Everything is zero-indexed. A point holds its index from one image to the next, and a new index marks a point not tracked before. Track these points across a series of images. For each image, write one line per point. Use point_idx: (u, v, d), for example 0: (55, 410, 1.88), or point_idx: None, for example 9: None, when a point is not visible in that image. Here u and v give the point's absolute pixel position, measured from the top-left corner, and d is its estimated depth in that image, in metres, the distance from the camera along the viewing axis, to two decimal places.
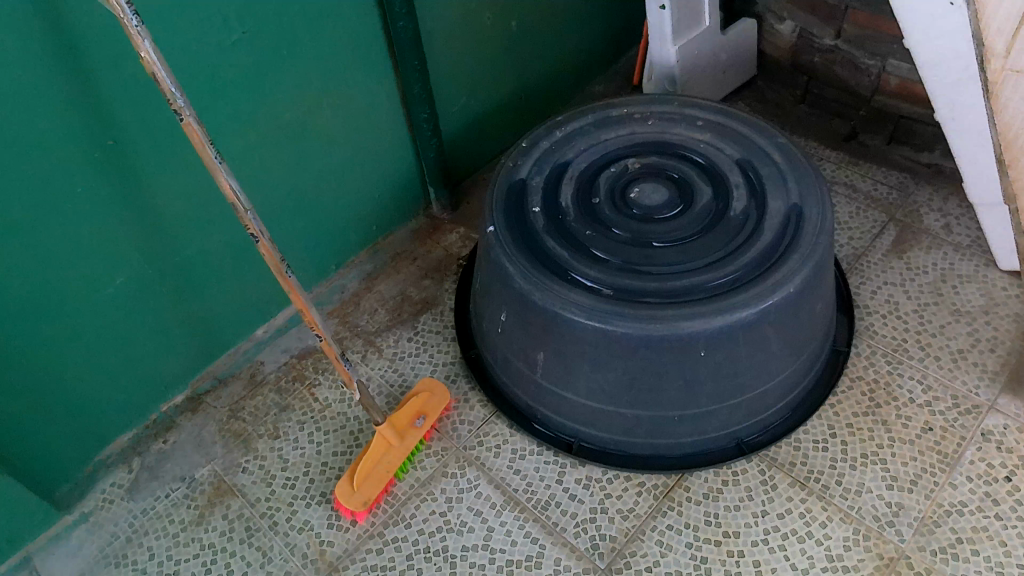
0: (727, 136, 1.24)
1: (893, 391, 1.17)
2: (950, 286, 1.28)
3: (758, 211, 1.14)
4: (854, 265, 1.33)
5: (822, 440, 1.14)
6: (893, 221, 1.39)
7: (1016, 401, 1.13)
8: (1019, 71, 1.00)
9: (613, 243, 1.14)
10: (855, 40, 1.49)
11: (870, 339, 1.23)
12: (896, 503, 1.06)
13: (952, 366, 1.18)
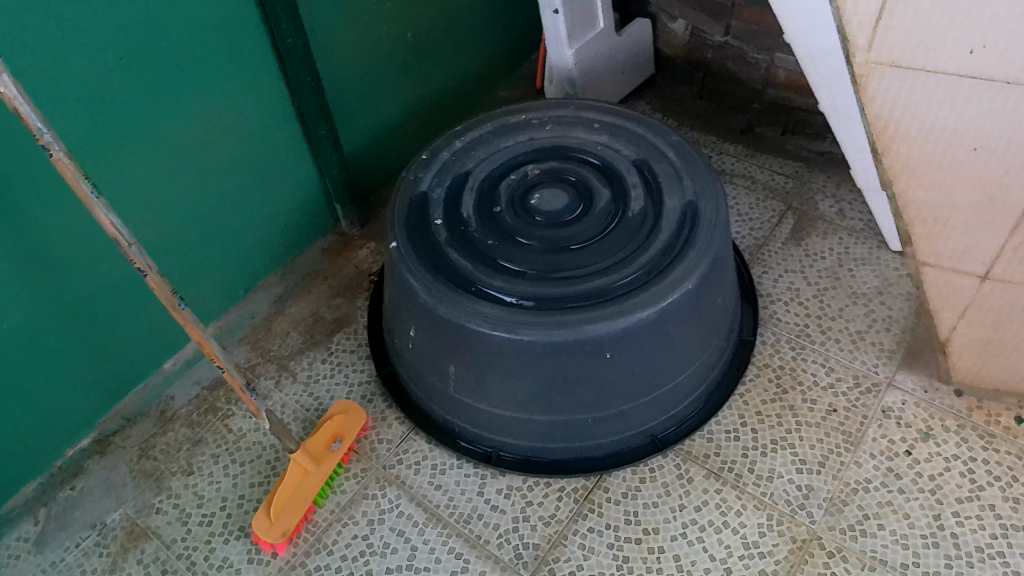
0: (623, 137, 1.26)
1: (798, 375, 1.20)
2: (846, 270, 1.32)
3: (656, 209, 1.15)
4: (756, 255, 1.36)
5: (734, 429, 1.16)
6: (791, 209, 1.43)
7: (913, 376, 1.17)
8: (892, 62, 0.82)
9: (517, 252, 1.13)
10: (743, 36, 1.54)
11: (774, 326, 1.26)
12: (806, 486, 1.08)
13: (852, 347, 1.22)
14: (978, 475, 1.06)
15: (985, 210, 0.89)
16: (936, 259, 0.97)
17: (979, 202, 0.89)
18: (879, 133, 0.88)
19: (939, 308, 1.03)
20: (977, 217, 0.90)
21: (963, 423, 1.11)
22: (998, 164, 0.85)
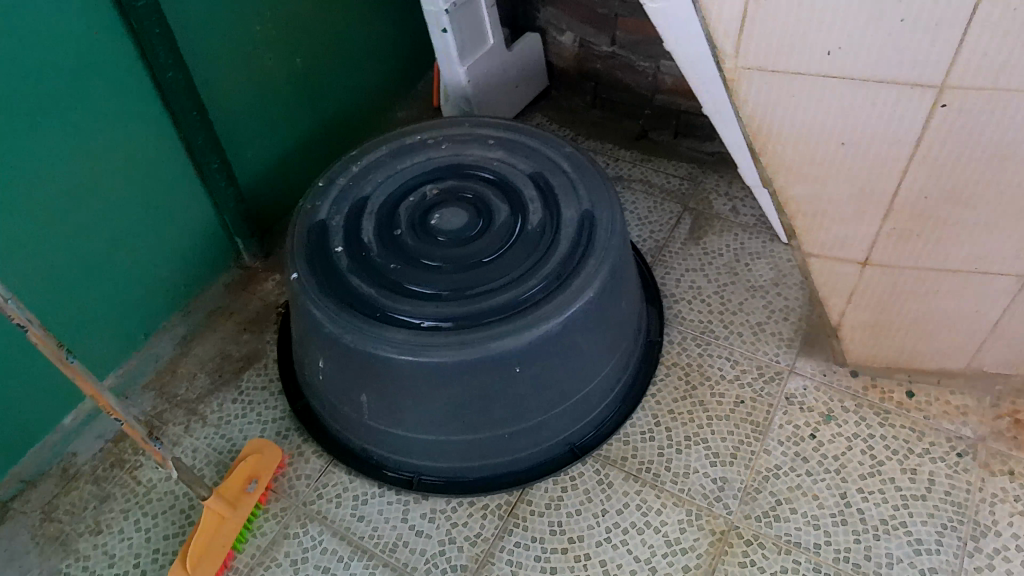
0: (518, 151, 1.27)
1: (705, 371, 1.23)
2: (743, 264, 1.37)
3: (554, 220, 1.17)
4: (657, 257, 1.40)
5: (649, 429, 1.18)
6: (687, 210, 1.48)
7: (811, 361, 1.22)
8: (758, 67, 0.84)
9: (420, 274, 1.13)
10: (629, 45, 1.58)
11: (680, 325, 1.30)
12: (720, 478, 1.11)
13: (753, 339, 1.26)
14: (878, 450, 1.10)
15: (858, 198, 0.94)
16: (819, 249, 1.01)
17: (852, 191, 0.93)
18: (754, 136, 0.90)
19: (828, 295, 1.07)
20: (851, 207, 0.95)
21: (861, 402, 1.16)
22: (864, 156, 0.89)
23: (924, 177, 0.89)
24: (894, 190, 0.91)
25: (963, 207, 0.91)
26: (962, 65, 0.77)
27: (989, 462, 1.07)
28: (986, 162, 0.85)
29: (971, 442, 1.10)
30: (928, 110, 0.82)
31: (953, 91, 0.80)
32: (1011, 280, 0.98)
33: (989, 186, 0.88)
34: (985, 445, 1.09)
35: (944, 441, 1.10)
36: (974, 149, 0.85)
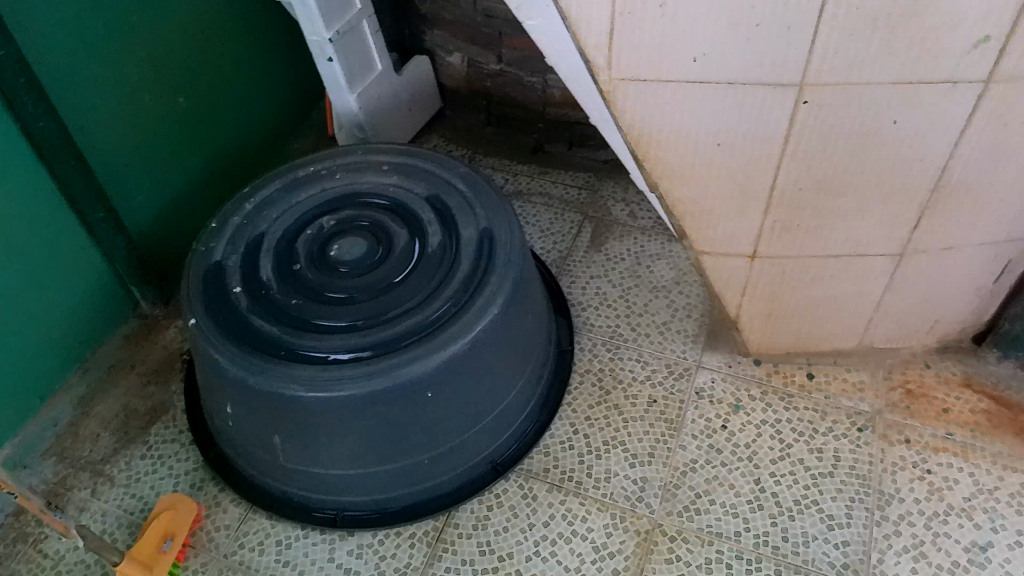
0: (413, 175, 1.27)
1: (617, 375, 1.26)
2: (645, 266, 1.40)
3: (453, 241, 1.17)
4: (562, 267, 1.42)
5: (568, 438, 1.19)
6: (587, 218, 1.51)
7: (717, 354, 1.26)
8: (630, 77, 0.87)
9: (323, 308, 1.11)
10: (515, 62, 1.60)
11: (589, 331, 1.32)
12: (640, 478, 1.13)
13: (660, 338, 1.29)
14: (786, 434, 1.14)
15: (740, 196, 0.97)
16: (709, 246, 1.04)
17: (733, 189, 0.96)
18: (636, 142, 0.93)
19: (723, 290, 1.11)
20: (734, 204, 0.98)
21: (766, 389, 1.20)
22: (739, 155, 0.92)
23: (797, 171, 0.93)
24: (771, 186, 0.95)
25: (836, 195, 0.95)
26: (817, 63, 0.81)
27: (887, 433, 1.12)
28: (850, 152, 0.90)
29: (870, 415, 1.14)
30: (791, 107, 0.86)
31: (812, 88, 0.84)
32: (887, 259, 1.03)
33: (856, 174, 0.92)
34: (882, 417, 1.14)
35: (845, 418, 1.15)
36: (837, 142, 0.89)
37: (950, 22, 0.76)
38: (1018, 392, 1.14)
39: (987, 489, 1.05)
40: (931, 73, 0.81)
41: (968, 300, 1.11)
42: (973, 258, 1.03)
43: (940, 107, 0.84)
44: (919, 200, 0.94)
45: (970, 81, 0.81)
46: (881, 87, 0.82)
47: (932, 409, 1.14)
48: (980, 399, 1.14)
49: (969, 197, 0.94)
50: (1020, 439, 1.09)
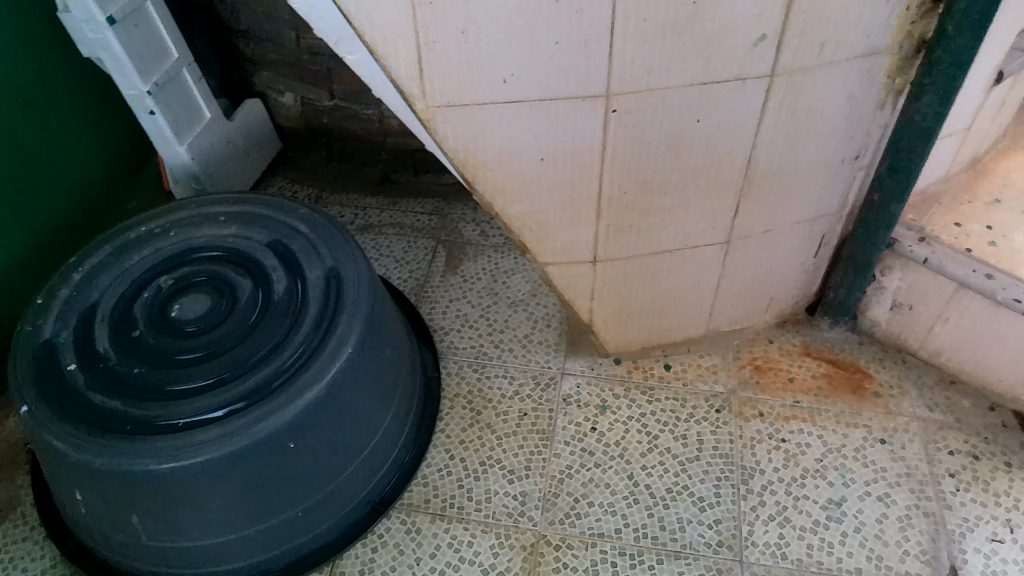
0: (251, 222, 1.24)
1: (486, 394, 1.27)
2: (501, 282, 1.44)
3: (300, 284, 1.15)
4: (421, 295, 1.42)
5: (445, 465, 1.19)
6: (440, 242, 1.54)
7: (579, 359, 1.29)
8: (447, 104, 0.88)
9: (169, 372, 1.06)
10: (348, 96, 1.59)
11: (454, 355, 1.32)
12: (519, 493, 1.14)
13: (524, 352, 1.32)
14: (651, 426, 1.18)
15: (571, 205, 1.00)
16: (552, 257, 1.07)
17: (563, 200, 0.99)
18: (463, 165, 0.94)
19: (573, 296, 1.13)
20: (567, 213, 1.01)
21: (628, 385, 1.23)
22: (563, 167, 0.95)
23: (619, 176, 0.96)
24: (597, 193, 0.98)
25: (659, 194, 0.99)
26: (617, 73, 0.85)
27: (742, 410, 1.17)
28: (663, 153, 0.94)
29: (725, 396, 1.19)
30: (602, 118, 0.89)
31: (617, 97, 0.87)
32: (716, 247, 1.09)
33: (673, 173, 0.97)
34: (736, 396, 1.19)
35: (703, 402, 1.19)
36: (650, 145, 0.93)
37: (729, 24, 0.81)
38: (851, 353, 1.23)
39: (835, 448, 1.11)
40: (721, 72, 0.86)
41: (794, 275, 1.19)
42: (791, 236, 1.11)
43: (734, 103, 0.90)
44: (733, 189, 1.00)
45: (756, 76, 0.87)
46: (679, 90, 0.87)
47: (779, 380, 1.20)
48: (820, 364, 1.22)
49: (776, 181, 1.01)
50: (859, 396, 1.17)
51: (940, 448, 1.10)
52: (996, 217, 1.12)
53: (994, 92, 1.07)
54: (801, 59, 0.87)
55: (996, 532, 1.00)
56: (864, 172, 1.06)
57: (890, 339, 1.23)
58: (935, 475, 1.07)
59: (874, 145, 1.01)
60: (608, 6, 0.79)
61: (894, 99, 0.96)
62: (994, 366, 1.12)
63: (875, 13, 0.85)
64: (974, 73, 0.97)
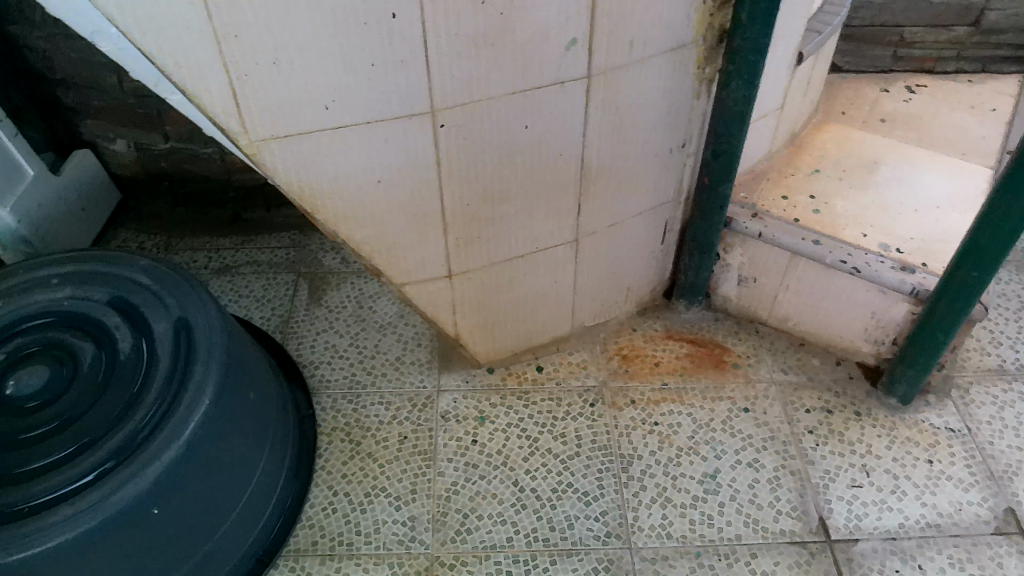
0: (87, 281, 1.16)
1: (364, 423, 1.24)
2: (367, 307, 1.42)
3: (148, 340, 1.08)
4: (286, 332, 1.38)
5: (329, 503, 1.15)
6: (301, 275, 1.50)
7: (453, 374, 1.29)
8: (273, 135, 0.84)
9: (8, 455, 0.97)
10: (184, 136, 1.53)
11: (327, 389, 1.29)
12: (408, 518, 1.11)
13: (397, 375, 1.30)
14: (531, 430, 1.19)
15: (416, 223, 0.99)
16: (407, 277, 1.05)
17: (408, 218, 0.98)
18: (300, 196, 0.90)
19: (435, 313, 1.12)
20: (414, 232, 1.00)
21: (504, 393, 1.24)
22: (402, 186, 0.94)
23: (458, 190, 0.97)
24: (440, 209, 0.99)
25: (501, 202, 1.01)
26: (438, 89, 0.85)
27: (614, 400, 1.20)
28: (497, 162, 0.96)
29: (597, 389, 1.22)
30: (430, 133, 0.90)
31: (443, 112, 0.88)
32: (566, 247, 1.12)
33: (511, 180, 0.99)
34: (607, 387, 1.22)
35: (577, 398, 1.21)
36: (483, 154, 0.94)
37: (539, 31, 0.84)
38: (709, 330, 1.29)
39: (704, 424, 1.15)
40: (539, 78, 0.88)
41: (645, 263, 1.24)
42: (635, 227, 1.16)
43: (557, 106, 0.92)
44: (572, 189, 1.04)
45: (574, 78, 0.90)
46: (502, 99, 0.89)
47: (646, 366, 1.24)
48: (682, 345, 1.27)
49: (610, 177, 1.05)
50: (720, 370, 1.23)
51: (797, 408, 1.16)
52: (818, 187, 1.21)
53: (799, 72, 1.16)
54: (614, 59, 0.90)
55: (855, 478, 1.07)
56: (693, 158, 1.12)
57: (742, 312, 1.29)
58: (796, 434, 1.13)
59: (697, 132, 1.08)
60: (417, 23, 0.79)
61: (707, 87, 1.02)
62: (834, 325, 1.19)
63: (674, 9, 0.90)
64: (774, 57, 1.05)
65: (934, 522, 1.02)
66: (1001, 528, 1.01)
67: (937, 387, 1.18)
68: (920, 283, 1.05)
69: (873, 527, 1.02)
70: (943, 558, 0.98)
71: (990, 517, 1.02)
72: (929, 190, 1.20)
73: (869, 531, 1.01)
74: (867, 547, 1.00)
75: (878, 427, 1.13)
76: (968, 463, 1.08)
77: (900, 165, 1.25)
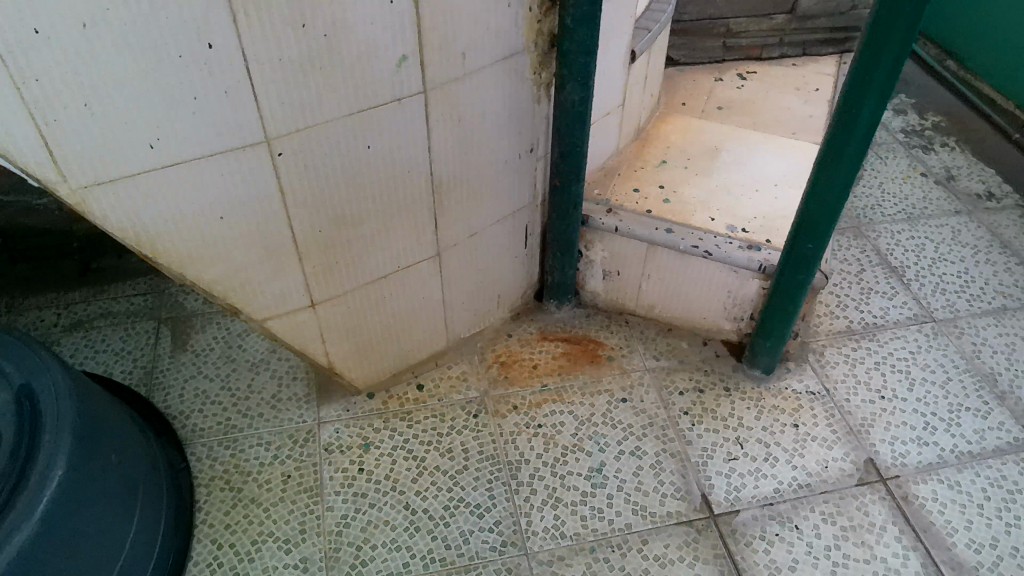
0: None
1: (243, 468, 1.17)
2: (236, 346, 1.35)
3: None
4: (151, 385, 1.29)
5: (214, 558, 1.06)
6: (162, 321, 1.41)
7: (333, 405, 1.24)
8: (97, 181, 0.77)
9: None
10: (15, 187, 1.41)
11: (200, 438, 1.21)
12: (300, 560, 1.05)
13: (274, 413, 1.24)
14: (417, 450, 1.16)
15: (269, 256, 0.95)
16: (268, 312, 1.01)
17: (259, 251, 0.94)
18: (137, 242, 0.84)
19: (304, 345, 1.09)
20: (268, 265, 0.96)
21: (386, 416, 1.21)
22: (246, 221, 0.91)
23: (307, 217, 0.94)
24: (291, 239, 0.95)
25: (355, 225, 0.99)
26: (270, 116, 0.83)
27: (497, 408, 1.20)
28: (345, 186, 0.94)
29: (479, 399, 1.22)
30: (269, 164, 0.87)
31: (278, 141, 0.85)
32: (429, 262, 1.11)
33: (363, 202, 0.97)
34: (489, 396, 1.22)
35: (460, 411, 1.21)
36: (328, 177, 0.92)
37: (367, 50, 0.83)
38: (581, 327, 1.32)
39: (586, 420, 1.17)
40: (375, 97, 0.88)
41: (512, 269, 1.26)
42: (495, 234, 1.17)
43: (398, 124, 0.92)
44: (427, 205, 1.03)
45: (410, 94, 0.90)
46: (340, 122, 0.88)
47: (524, 370, 1.25)
48: (557, 345, 1.29)
49: (463, 189, 1.06)
50: (596, 364, 1.25)
51: (672, 391, 1.21)
52: (665, 177, 1.27)
53: (634, 69, 1.21)
54: (447, 72, 0.92)
55: (731, 452, 1.12)
56: (543, 161, 1.15)
57: (611, 305, 1.33)
58: (673, 417, 1.17)
59: (543, 136, 1.11)
60: (236, 52, 0.76)
61: (546, 91, 1.06)
62: (696, 307, 1.25)
63: (501, 18, 0.93)
64: (605, 58, 1.09)
65: (805, 482, 1.08)
66: (863, 479, 1.08)
67: (795, 354, 1.25)
68: (766, 259, 1.12)
69: (751, 496, 1.07)
70: (816, 516, 1.04)
71: (852, 470, 1.09)
72: (766, 171, 1.28)
73: (748, 500, 1.06)
74: (748, 516, 1.05)
75: (746, 399, 1.19)
76: (829, 422, 1.16)
77: (737, 149, 1.33)
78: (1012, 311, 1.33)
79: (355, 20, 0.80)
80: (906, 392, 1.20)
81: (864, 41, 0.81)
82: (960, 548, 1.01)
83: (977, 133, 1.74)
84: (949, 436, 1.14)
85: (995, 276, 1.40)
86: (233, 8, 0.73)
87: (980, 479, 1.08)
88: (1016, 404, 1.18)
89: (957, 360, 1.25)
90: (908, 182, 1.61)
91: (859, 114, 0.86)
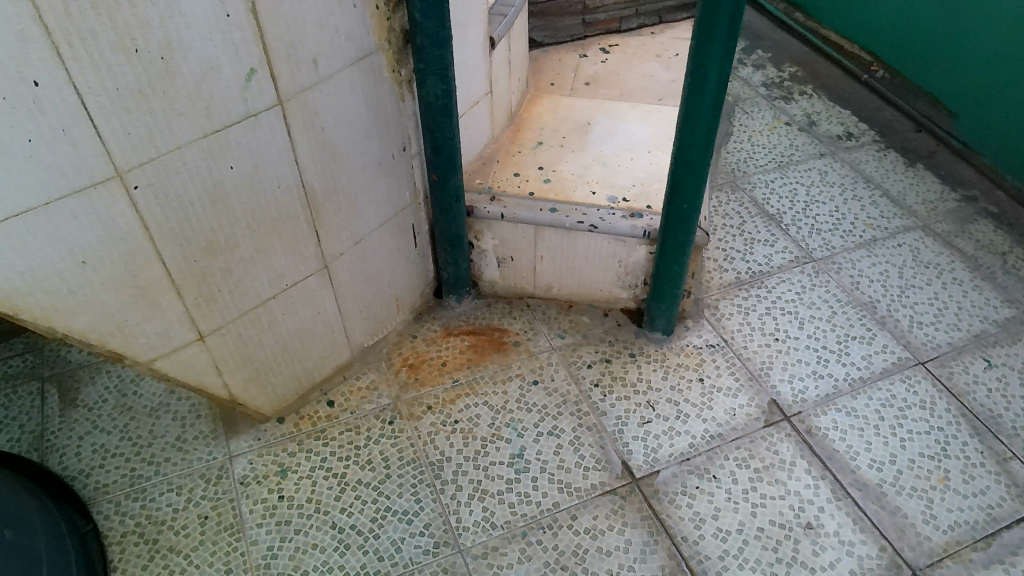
0: None
1: (154, 517, 1.09)
2: (131, 393, 1.26)
3: None
4: (43, 448, 1.18)
5: None
6: (45, 380, 1.29)
7: (242, 436, 1.18)
8: None
9: None
10: None
11: (105, 495, 1.12)
12: None
13: (181, 456, 1.16)
14: (335, 467, 1.13)
15: (143, 293, 0.91)
16: (154, 352, 0.97)
17: (129, 290, 0.89)
18: None
19: (199, 380, 1.05)
20: (143, 304, 0.92)
21: (300, 439, 1.17)
22: (110, 259, 0.86)
23: (176, 248, 0.91)
24: (163, 272, 0.91)
25: (231, 249, 0.96)
26: (117, 150, 0.79)
27: (411, 411, 1.19)
28: (213, 211, 0.91)
29: (391, 406, 1.20)
30: (126, 199, 0.83)
31: (130, 173, 0.81)
32: (316, 276, 1.09)
33: (234, 224, 0.94)
34: (401, 401, 1.20)
35: (374, 420, 1.18)
36: (190, 204, 0.88)
37: (212, 68, 0.81)
38: (484, 318, 1.32)
39: (500, 409, 1.18)
40: (228, 116, 0.86)
41: (405, 270, 1.25)
42: (381, 238, 1.16)
43: (255, 141, 0.90)
44: (303, 220, 1.02)
45: (265, 108, 0.89)
46: (193, 145, 0.85)
47: (433, 369, 1.24)
48: (462, 339, 1.28)
49: (339, 199, 1.05)
50: (503, 352, 1.26)
51: (580, 365, 1.23)
52: (543, 157, 1.28)
53: (494, 56, 1.22)
54: (300, 80, 0.91)
55: (644, 416, 1.15)
56: (417, 159, 1.16)
57: (510, 291, 1.34)
58: (584, 391, 1.19)
59: (412, 134, 1.12)
60: (66, 87, 0.72)
61: (408, 88, 1.08)
62: (591, 281, 1.27)
63: (349, 20, 0.93)
64: (462, 47, 1.10)
65: (716, 433, 1.12)
66: (769, 420, 1.13)
67: (691, 312, 1.29)
68: (648, 225, 1.15)
69: (668, 454, 1.10)
70: (730, 463, 1.08)
71: (758, 413, 1.14)
72: (638, 139, 1.32)
73: (666, 459, 1.09)
74: (668, 474, 1.08)
75: (651, 362, 1.22)
76: (731, 371, 1.20)
77: (609, 122, 1.36)
78: (881, 240, 1.42)
79: (190, 37, 0.77)
80: (797, 331, 1.26)
81: (700, 14, 0.85)
82: (863, 469, 1.07)
83: (829, 78, 1.84)
84: (841, 366, 1.20)
85: (862, 210, 1.48)
86: (54, 42, 0.69)
87: (874, 402, 1.15)
88: (896, 326, 1.26)
89: (838, 293, 1.32)
90: (775, 132, 1.68)
91: (706, 83, 0.91)
